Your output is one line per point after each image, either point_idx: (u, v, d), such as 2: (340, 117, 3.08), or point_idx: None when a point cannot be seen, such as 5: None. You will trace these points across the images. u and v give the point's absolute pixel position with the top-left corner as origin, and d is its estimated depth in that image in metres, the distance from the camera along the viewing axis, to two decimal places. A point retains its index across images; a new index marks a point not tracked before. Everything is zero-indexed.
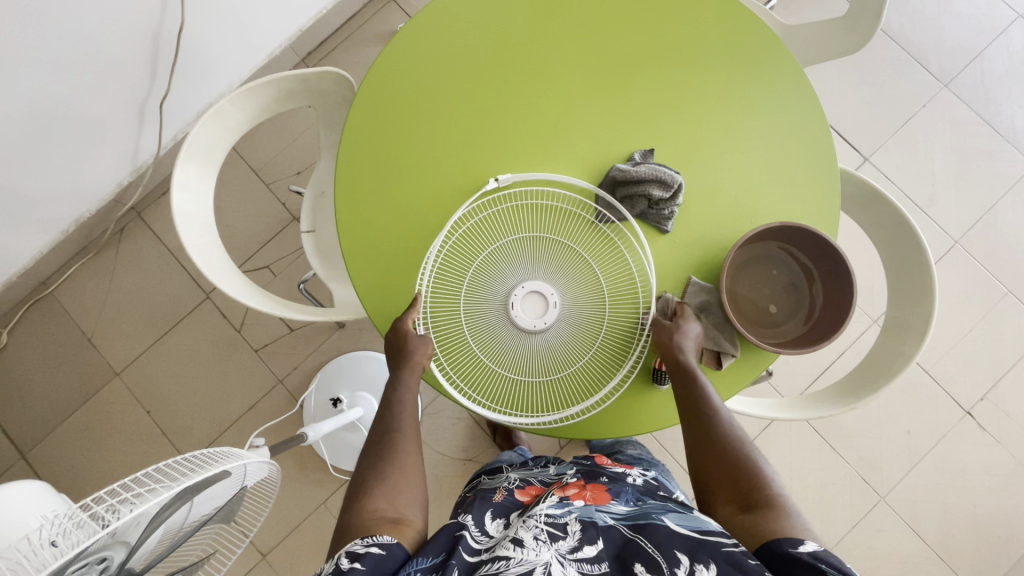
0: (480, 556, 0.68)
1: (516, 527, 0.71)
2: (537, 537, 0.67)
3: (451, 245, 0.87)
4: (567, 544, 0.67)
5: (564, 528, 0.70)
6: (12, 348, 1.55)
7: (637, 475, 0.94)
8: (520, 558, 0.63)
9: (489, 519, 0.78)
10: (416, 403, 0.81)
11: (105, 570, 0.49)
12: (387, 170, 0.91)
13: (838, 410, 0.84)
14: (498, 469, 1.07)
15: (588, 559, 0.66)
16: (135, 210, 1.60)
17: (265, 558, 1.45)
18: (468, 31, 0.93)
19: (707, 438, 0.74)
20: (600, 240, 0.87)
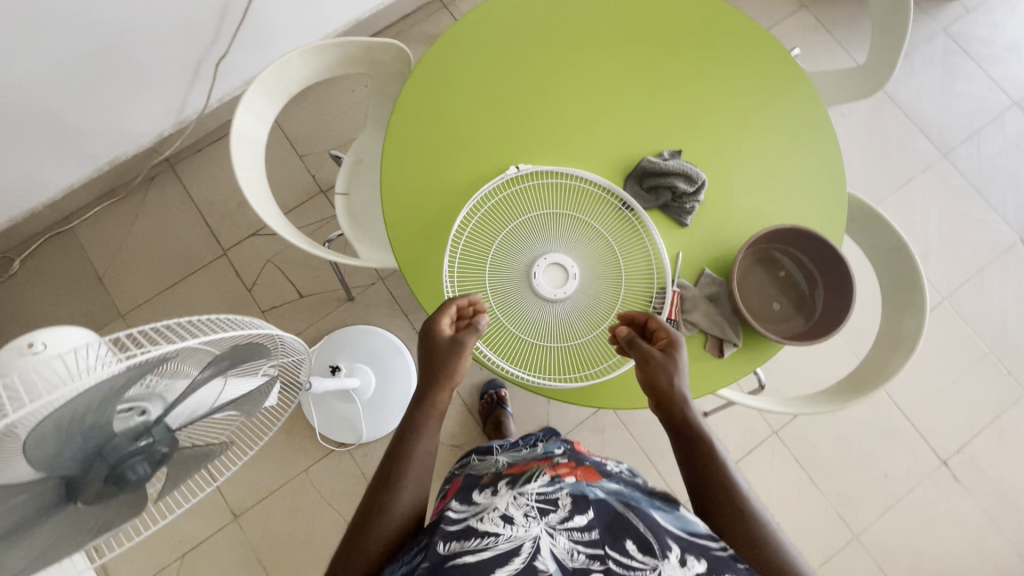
0: (465, 520, 0.69)
1: (505, 498, 0.72)
2: (526, 514, 0.68)
3: (481, 215, 0.93)
4: (557, 516, 0.68)
5: (555, 503, 0.71)
6: (21, 276, 1.57)
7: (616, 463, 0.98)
8: (509, 535, 0.64)
9: (476, 493, 0.78)
10: (427, 460, 0.76)
11: (145, 421, 0.51)
12: (432, 136, 0.97)
13: (827, 409, 0.89)
14: (489, 450, 1.11)
15: (577, 528, 0.67)
16: (170, 161, 1.66)
17: (236, 520, 1.43)
18: (520, 25, 1.01)
19: (686, 449, 0.77)
20: (617, 217, 0.93)
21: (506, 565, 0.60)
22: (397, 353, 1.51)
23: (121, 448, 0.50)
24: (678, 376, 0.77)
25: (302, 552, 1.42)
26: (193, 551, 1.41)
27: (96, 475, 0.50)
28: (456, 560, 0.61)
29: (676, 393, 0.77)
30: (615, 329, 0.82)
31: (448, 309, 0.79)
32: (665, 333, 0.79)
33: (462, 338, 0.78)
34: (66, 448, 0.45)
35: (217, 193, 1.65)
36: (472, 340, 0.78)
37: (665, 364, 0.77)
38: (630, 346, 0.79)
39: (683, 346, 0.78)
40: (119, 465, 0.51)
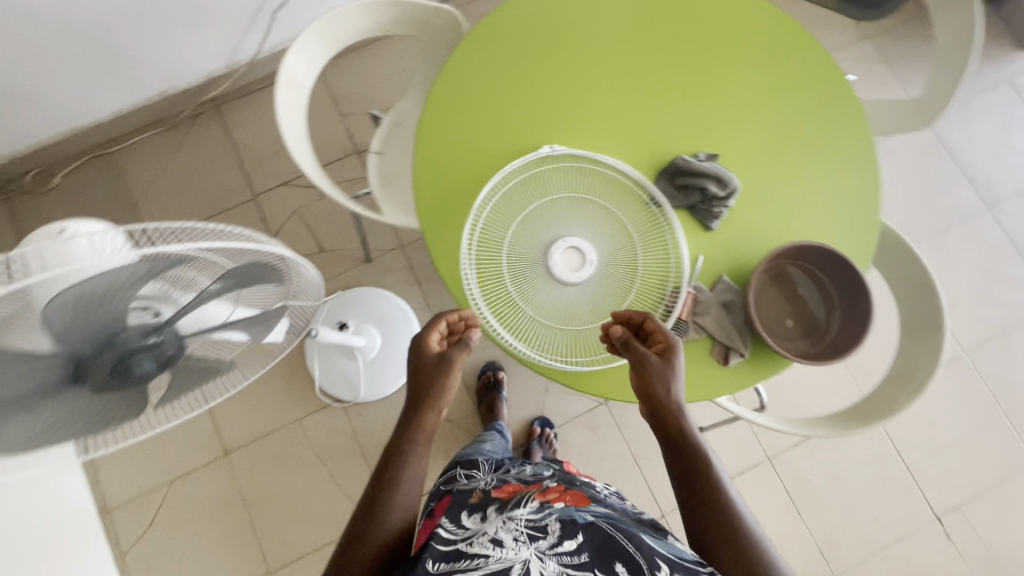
0: (457, 547, 0.71)
1: (495, 524, 0.74)
2: (516, 538, 0.70)
3: (508, 189, 0.93)
4: (547, 541, 0.70)
5: (544, 529, 0.72)
6: (60, 190, 1.62)
7: (603, 487, 0.97)
8: (498, 557, 0.68)
9: (467, 518, 0.79)
10: (418, 475, 0.79)
11: (156, 322, 0.52)
12: (472, 103, 0.97)
13: (823, 433, 0.88)
14: (475, 463, 1.03)
15: (568, 552, 0.69)
16: (216, 101, 1.69)
17: (227, 456, 1.46)
18: (576, 8, 1.01)
19: (680, 460, 0.76)
20: (643, 210, 0.92)
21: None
22: (405, 321, 1.52)
23: (116, 343, 0.50)
24: (673, 381, 0.77)
25: (285, 498, 1.45)
26: (182, 478, 1.45)
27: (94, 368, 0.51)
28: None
29: (671, 401, 0.77)
30: (609, 327, 0.82)
31: (437, 329, 0.83)
32: (661, 336, 0.79)
33: (449, 357, 0.81)
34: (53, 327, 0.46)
35: (255, 138, 1.68)
36: (460, 359, 0.82)
37: (661, 368, 0.77)
38: (625, 348, 0.80)
39: (679, 349, 0.78)
40: (118, 361, 0.52)
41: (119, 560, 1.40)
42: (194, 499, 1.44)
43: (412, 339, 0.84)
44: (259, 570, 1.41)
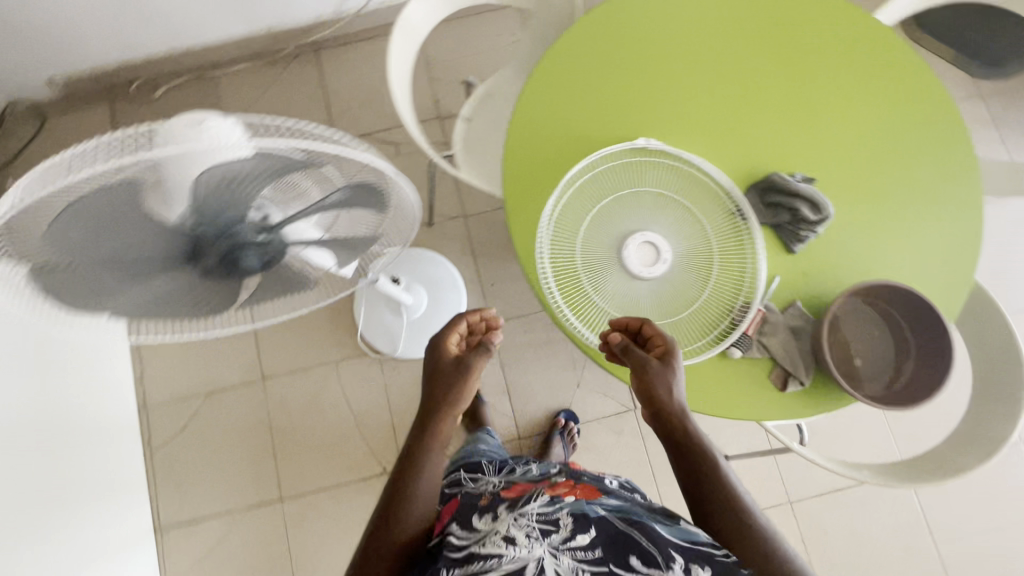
0: (468, 549, 0.70)
1: (506, 522, 0.72)
2: (529, 535, 0.69)
3: (596, 174, 0.93)
4: (560, 536, 0.70)
5: (557, 522, 0.72)
6: (159, 102, 1.69)
7: (612, 482, 0.99)
8: (513, 557, 0.66)
9: (477, 518, 0.78)
10: (437, 473, 0.82)
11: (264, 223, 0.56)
12: (575, 84, 0.97)
13: (866, 477, 0.86)
14: (479, 466, 1.08)
15: (580, 547, 0.69)
16: (317, 45, 1.73)
17: (263, 382, 1.52)
18: (697, 8, 1.00)
19: (687, 462, 0.77)
20: (726, 219, 0.91)
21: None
22: (454, 289, 1.53)
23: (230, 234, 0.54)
24: (673, 386, 0.78)
25: (307, 433, 1.49)
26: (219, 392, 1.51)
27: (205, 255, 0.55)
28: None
29: (673, 405, 0.78)
30: (608, 336, 0.82)
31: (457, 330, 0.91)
32: (660, 340, 0.79)
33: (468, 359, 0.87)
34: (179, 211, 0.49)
35: (346, 86, 1.71)
36: (479, 363, 0.87)
37: (659, 372, 0.78)
38: (624, 353, 0.80)
39: (676, 352, 0.79)
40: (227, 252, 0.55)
41: (149, 455, 1.49)
42: (226, 414, 1.51)
43: (433, 340, 0.91)
44: (272, 494, 1.46)
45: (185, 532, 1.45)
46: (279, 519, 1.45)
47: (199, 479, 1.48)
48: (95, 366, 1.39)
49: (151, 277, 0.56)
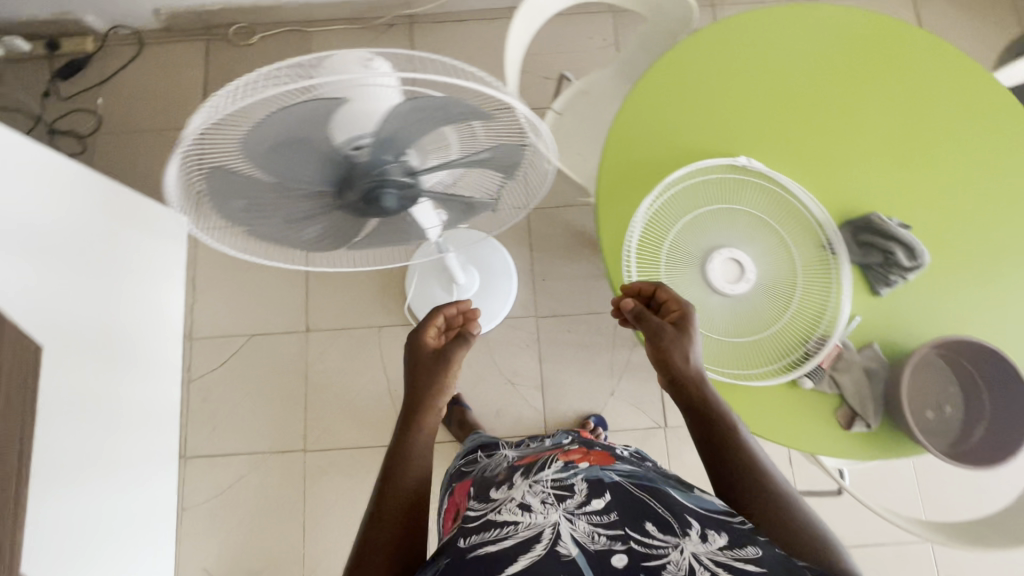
0: (484, 516, 0.73)
1: (521, 489, 0.76)
2: (544, 501, 0.72)
3: (692, 184, 0.93)
4: (574, 501, 0.72)
5: (571, 488, 0.74)
6: (253, 49, 1.73)
7: (623, 448, 0.92)
8: (528, 522, 0.69)
9: (493, 490, 0.81)
10: (425, 466, 0.80)
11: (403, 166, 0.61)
12: (684, 92, 0.98)
13: (903, 525, 0.88)
14: (496, 444, 1.05)
15: (595, 511, 0.70)
16: (412, 19, 1.76)
17: (307, 334, 1.55)
18: (815, 41, 1.00)
19: (705, 430, 0.76)
20: (815, 250, 0.90)
21: (528, 552, 0.64)
22: (506, 278, 1.54)
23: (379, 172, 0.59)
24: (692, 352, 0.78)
25: (339, 390, 1.52)
26: (263, 336, 1.55)
27: (351, 188, 0.60)
28: (479, 548, 0.65)
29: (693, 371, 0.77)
30: (622, 303, 0.83)
31: (433, 327, 0.89)
32: (676, 306, 0.79)
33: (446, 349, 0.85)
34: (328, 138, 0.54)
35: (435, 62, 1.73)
36: (460, 354, 0.86)
37: (675, 337, 0.77)
38: (641, 320, 0.80)
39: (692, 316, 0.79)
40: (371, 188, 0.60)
41: (186, 384, 1.53)
42: (265, 358, 1.54)
43: (412, 332, 0.90)
44: (296, 444, 1.49)
45: (207, 464, 1.48)
46: (299, 469, 1.47)
47: (229, 416, 1.51)
48: (150, 291, 1.43)
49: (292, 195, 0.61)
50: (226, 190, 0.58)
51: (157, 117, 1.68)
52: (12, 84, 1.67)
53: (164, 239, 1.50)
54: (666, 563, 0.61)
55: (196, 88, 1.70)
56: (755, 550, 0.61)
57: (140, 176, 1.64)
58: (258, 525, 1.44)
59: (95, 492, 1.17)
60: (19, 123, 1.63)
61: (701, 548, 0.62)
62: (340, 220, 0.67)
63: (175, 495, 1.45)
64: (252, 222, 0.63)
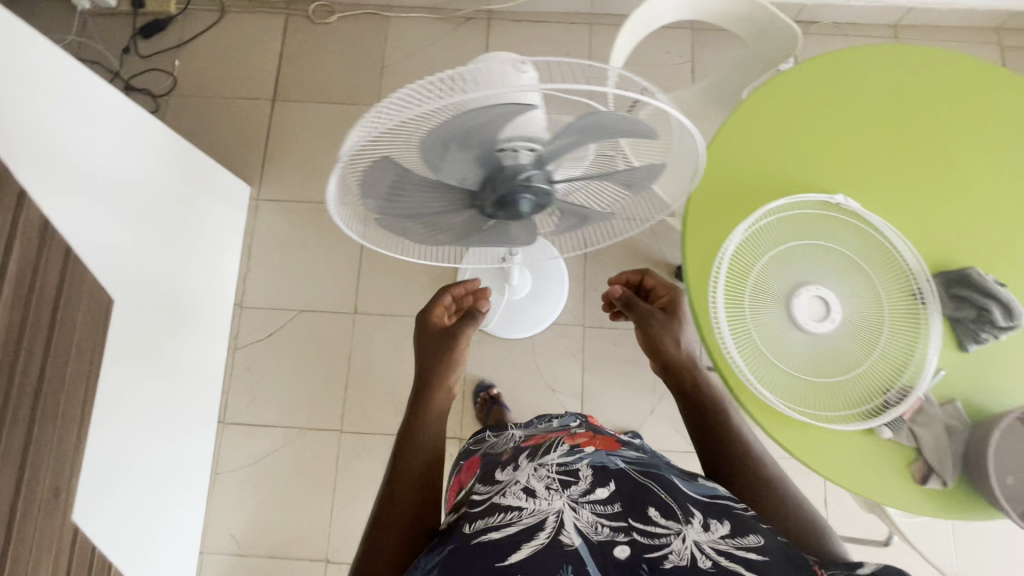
0: (489, 500, 0.71)
1: (526, 474, 0.74)
2: (549, 487, 0.68)
3: (785, 215, 0.91)
4: (578, 489, 0.69)
5: (575, 475, 0.72)
6: (330, 28, 1.74)
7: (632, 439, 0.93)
8: (532, 508, 0.65)
9: (501, 473, 0.80)
10: (440, 428, 0.84)
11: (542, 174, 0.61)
12: (780, 121, 0.96)
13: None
14: (504, 426, 1.08)
15: (600, 500, 0.67)
16: (490, 14, 1.76)
17: (354, 316, 1.57)
18: (920, 84, 0.98)
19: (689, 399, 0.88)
20: (905, 298, 0.88)
21: (530, 540, 0.60)
22: (558, 285, 1.53)
23: (521, 180, 0.60)
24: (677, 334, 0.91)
25: (377, 374, 1.53)
26: (311, 313, 1.57)
27: (490, 193, 0.61)
28: (485, 536, 0.63)
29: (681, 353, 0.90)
30: (614, 292, 0.98)
31: (442, 306, 0.97)
32: (662, 290, 0.95)
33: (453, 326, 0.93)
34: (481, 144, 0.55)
35: None
36: (467, 331, 0.93)
37: (663, 321, 0.92)
38: (629, 306, 0.96)
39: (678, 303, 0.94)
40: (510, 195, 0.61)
41: (232, 351, 1.56)
42: (310, 335, 1.56)
43: (422, 313, 0.98)
44: (333, 423, 1.50)
45: (243, 432, 1.51)
46: (332, 448, 1.49)
47: (269, 388, 1.53)
48: (209, 260, 1.46)
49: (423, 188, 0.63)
50: (374, 188, 0.61)
51: (230, 85, 1.71)
52: (97, 39, 1.72)
53: (227, 206, 1.53)
54: (668, 553, 0.57)
55: (271, 61, 1.73)
56: (757, 538, 0.59)
57: (208, 141, 1.67)
58: (285, 499, 1.46)
59: (135, 446, 1.20)
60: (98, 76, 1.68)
61: (702, 537, 0.59)
62: (466, 216, 0.70)
63: (210, 459, 1.48)
64: (386, 217, 0.67)
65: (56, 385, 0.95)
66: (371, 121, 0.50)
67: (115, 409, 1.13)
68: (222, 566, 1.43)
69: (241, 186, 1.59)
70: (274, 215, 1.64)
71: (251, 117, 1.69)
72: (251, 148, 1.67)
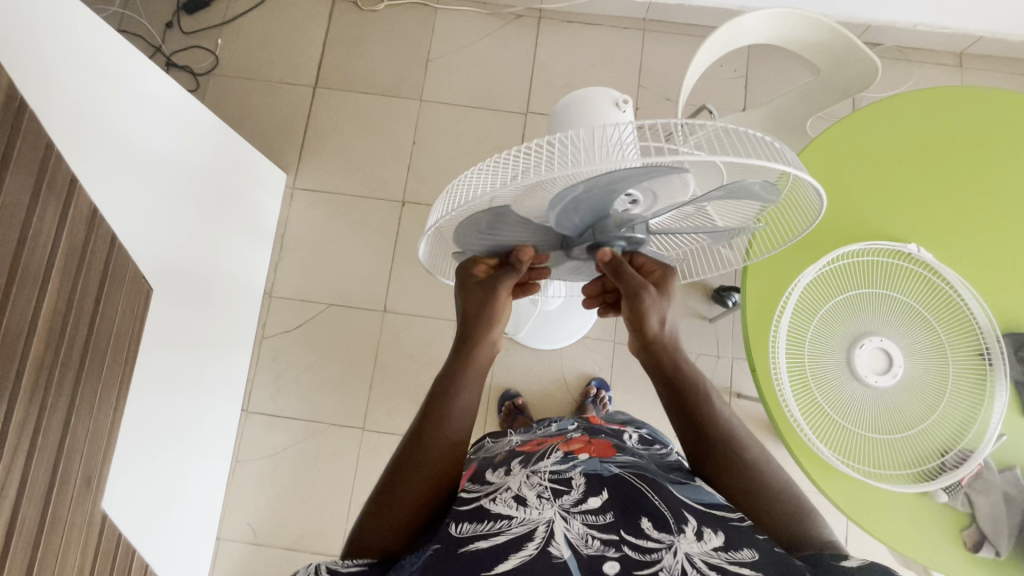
0: (476, 501, 0.63)
1: (518, 480, 0.66)
2: (540, 496, 0.61)
3: (851, 262, 0.88)
4: (570, 498, 0.61)
5: (568, 483, 0.63)
6: (377, 16, 1.70)
7: (632, 434, 0.93)
8: (522, 518, 0.57)
9: (488, 477, 0.73)
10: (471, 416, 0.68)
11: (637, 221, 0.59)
12: (854, 160, 0.93)
13: None
14: (503, 433, 1.07)
15: (591, 511, 0.59)
16: (541, 13, 1.71)
17: (383, 314, 1.55)
18: (1004, 132, 0.94)
19: (680, 404, 0.70)
20: (972, 357, 0.85)
21: (518, 552, 0.53)
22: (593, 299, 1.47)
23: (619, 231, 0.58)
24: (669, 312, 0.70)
25: (402, 372, 1.52)
26: (340, 307, 1.56)
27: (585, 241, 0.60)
28: (472, 545, 0.55)
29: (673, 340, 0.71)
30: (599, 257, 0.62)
31: (484, 260, 0.69)
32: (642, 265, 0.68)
33: (497, 283, 0.67)
34: (593, 203, 0.53)
35: (557, 62, 1.68)
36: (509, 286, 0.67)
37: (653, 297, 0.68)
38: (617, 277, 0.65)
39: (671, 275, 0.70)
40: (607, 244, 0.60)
41: (258, 340, 1.55)
42: (339, 329, 1.55)
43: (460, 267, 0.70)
44: (355, 420, 1.50)
45: (266, 423, 1.51)
46: (352, 446, 1.49)
47: (295, 379, 1.53)
48: (244, 252, 1.45)
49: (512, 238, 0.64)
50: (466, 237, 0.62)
51: (272, 68, 1.68)
52: (141, 11, 1.69)
53: (264, 192, 1.51)
54: (659, 568, 0.52)
55: (314, 46, 1.69)
56: (751, 552, 0.54)
57: (246, 124, 1.64)
58: (304, 491, 1.47)
59: (165, 429, 1.20)
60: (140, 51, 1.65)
61: (694, 550, 0.54)
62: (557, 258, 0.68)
63: (231, 447, 1.48)
64: (472, 249, 0.66)
65: (95, 374, 0.94)
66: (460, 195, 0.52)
67: (146, 397, 1.12)
68: (237, 553, 1.44)
69: (278, 173, 1.57)
70: (309, 205, 1.62)
71: (291, 102, 1.66)
72: (289, 135, 1.64)
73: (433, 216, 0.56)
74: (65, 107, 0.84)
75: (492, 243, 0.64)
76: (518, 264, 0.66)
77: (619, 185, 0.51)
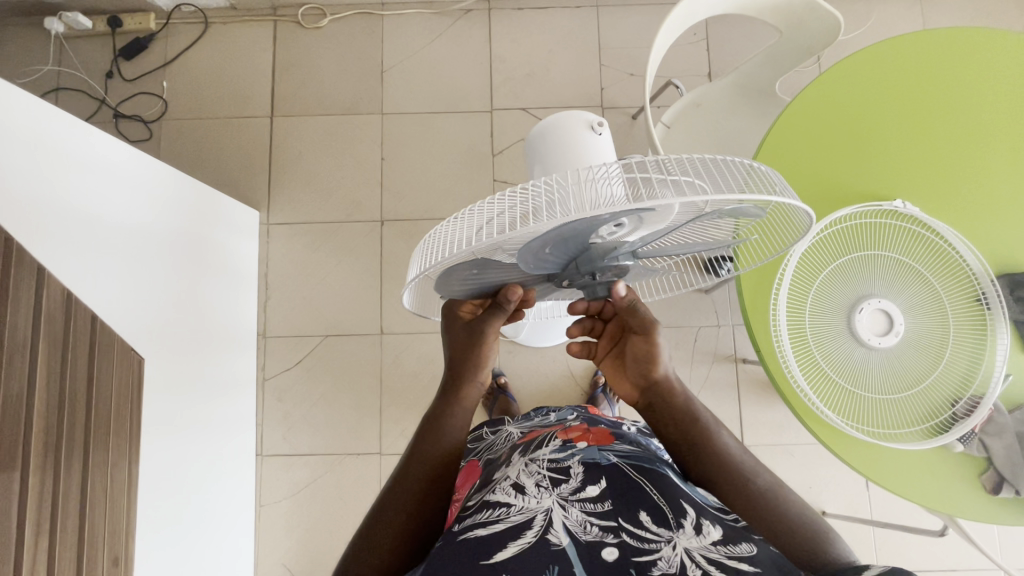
0: (477, 499, 0.66)
1: (516, 471, 0.68)
2: (538, 484, 0.64)
3: (843, 227, 0.88)
4: (569, 486, 0.63)
5: (567, 471, 0.66)
6: (323, 33, 1.64)
7: (631, 425, 0.92)
8: (521, 507, 0.60)
9: (489, 477, 0.75)
10: (461, 443, 0.70)
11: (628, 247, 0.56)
12: (833, 119, 0.91)
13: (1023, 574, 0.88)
14: (501, 421, 1.06)
15: (589, 498, 0.61)
16: (491, 5, 1.65)
17: (381, 335, 1.54)
18: (979, 72, 0.92)
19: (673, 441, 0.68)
20: (970, 304, 0.85)
21: (517, 540, 0.56)
22: None
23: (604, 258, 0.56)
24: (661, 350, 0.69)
25: (410, 391, 1.52)
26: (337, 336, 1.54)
27: (575, 272, 0.59)
28: (469, 533, 0.58)
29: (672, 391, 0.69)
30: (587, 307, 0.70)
31: (469, 302, 0.70)
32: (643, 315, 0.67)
33: (483, 323, 0.67)
34: (577, 242, 0.52)
35: (513, 53, 1.63)
36: (494, 329, 0.68)
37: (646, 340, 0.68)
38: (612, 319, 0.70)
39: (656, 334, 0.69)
40: (595, 273, 0.59)
41: (261, 382, 1.54)
42: (340, 359, 1.54)
43: (444, 314, 0.71)
44: (373, 446, 1.50)
45: (285, 463, 1.50)
46: (373, 471, 1.49)
47: (304, 417, 1.52)
48: (229, 299, 1.42)
49: (496, 278, 0.63)
50: (445, 286, 0.62)
51: (224, 104, 1.62)
52: (77, 64, 1.63)
53: (238, 234, 1.47)
54: (658, 559, 0.53)
55: (263, 74, 1.63)
56: (750, 547, 0.54)
57: (209, 166, 1.60)
58: (333, 524, 1.47)
59: (183, 489, 1.19)
60: (85, 107, 1.60)
61: (694, 544, 0.54)
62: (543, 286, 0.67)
63: (253, 493, 1.48)
64: (454, 294, 0.66)
65: (102, 458, 0.92)
66: (432, 255, 0.52)
67: (158, 464, 1.11)
68: None
69: (250, 213, 1.53)
70: (287, 238, 1.58)
71: (249, 136, 1.61)
72: (254, 171, 1.60)
73: (411, 271, 0.55)
74: (15, 199, 0.82)
75: (471, 286, 0.64)
76: (505, 304, 0.66)
77: (602, 225, 0.50)
